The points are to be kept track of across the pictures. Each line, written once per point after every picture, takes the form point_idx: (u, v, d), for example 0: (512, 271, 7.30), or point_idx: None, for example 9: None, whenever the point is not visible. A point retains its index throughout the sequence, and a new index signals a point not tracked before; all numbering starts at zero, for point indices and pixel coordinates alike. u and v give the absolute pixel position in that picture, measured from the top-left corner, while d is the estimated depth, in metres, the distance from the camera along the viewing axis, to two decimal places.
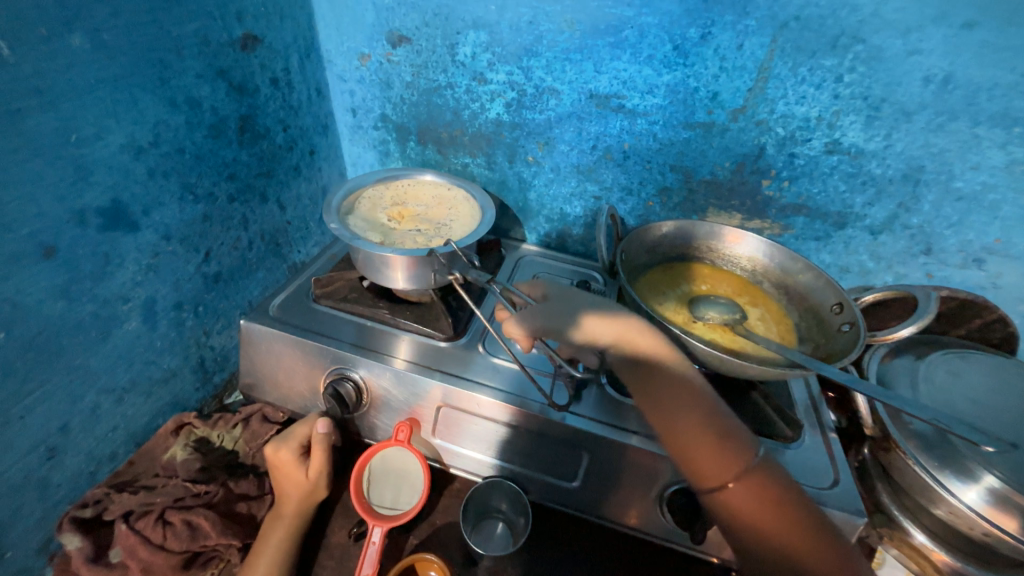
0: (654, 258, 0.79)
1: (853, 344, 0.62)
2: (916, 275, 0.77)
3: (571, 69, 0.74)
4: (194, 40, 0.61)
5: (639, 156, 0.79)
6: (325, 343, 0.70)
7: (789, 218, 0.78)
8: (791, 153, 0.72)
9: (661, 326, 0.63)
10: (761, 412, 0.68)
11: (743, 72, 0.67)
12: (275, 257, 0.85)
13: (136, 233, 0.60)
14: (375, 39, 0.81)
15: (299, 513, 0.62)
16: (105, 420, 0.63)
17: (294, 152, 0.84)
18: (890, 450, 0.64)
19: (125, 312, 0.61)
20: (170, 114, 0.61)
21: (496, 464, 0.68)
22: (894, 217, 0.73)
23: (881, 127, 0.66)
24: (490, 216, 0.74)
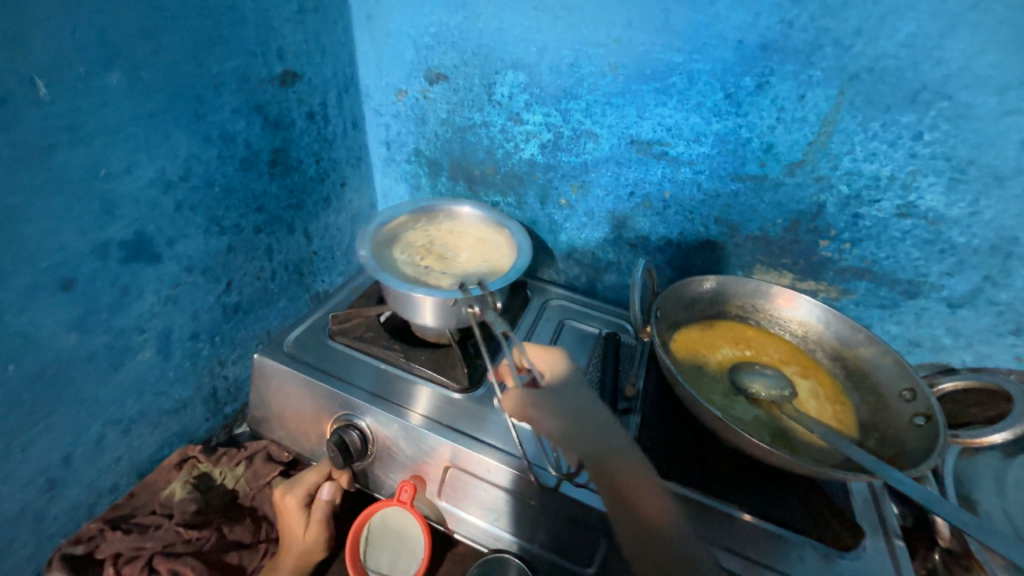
0: (692, 315, 0.72)
1: (932, 444, 0.52)
2: (1002, 357, 0.66)
3: (612, 113, 0.70)
4: (233, 77, 0.62)
5: (681, 206, 0.73)
6: (334, 386, 0.67)
7: (849, 282, 0.70)
8: (855, 214, 0.64)
9: (698, 403, 0.56)
10: (814, 508, 0.59)
11: (804, 125, 0.61)
12: (298, 287, 0.84)
13: (158, 264, 0.60)
14: (413, 76, 0.80)
15: (295, 570, 0.59)
16: (108, 451, 0.62)
17: (325, 183, 0.83)
18: (972, 570, 0.54)
19: (139, 343, 0.61)
20: (203, 148, 0.61)
21: (504, 537, 0.61)
22: (977, 291, 0.63)
23: (966, 192, 0.58)
24: (524, 262, 0.67)
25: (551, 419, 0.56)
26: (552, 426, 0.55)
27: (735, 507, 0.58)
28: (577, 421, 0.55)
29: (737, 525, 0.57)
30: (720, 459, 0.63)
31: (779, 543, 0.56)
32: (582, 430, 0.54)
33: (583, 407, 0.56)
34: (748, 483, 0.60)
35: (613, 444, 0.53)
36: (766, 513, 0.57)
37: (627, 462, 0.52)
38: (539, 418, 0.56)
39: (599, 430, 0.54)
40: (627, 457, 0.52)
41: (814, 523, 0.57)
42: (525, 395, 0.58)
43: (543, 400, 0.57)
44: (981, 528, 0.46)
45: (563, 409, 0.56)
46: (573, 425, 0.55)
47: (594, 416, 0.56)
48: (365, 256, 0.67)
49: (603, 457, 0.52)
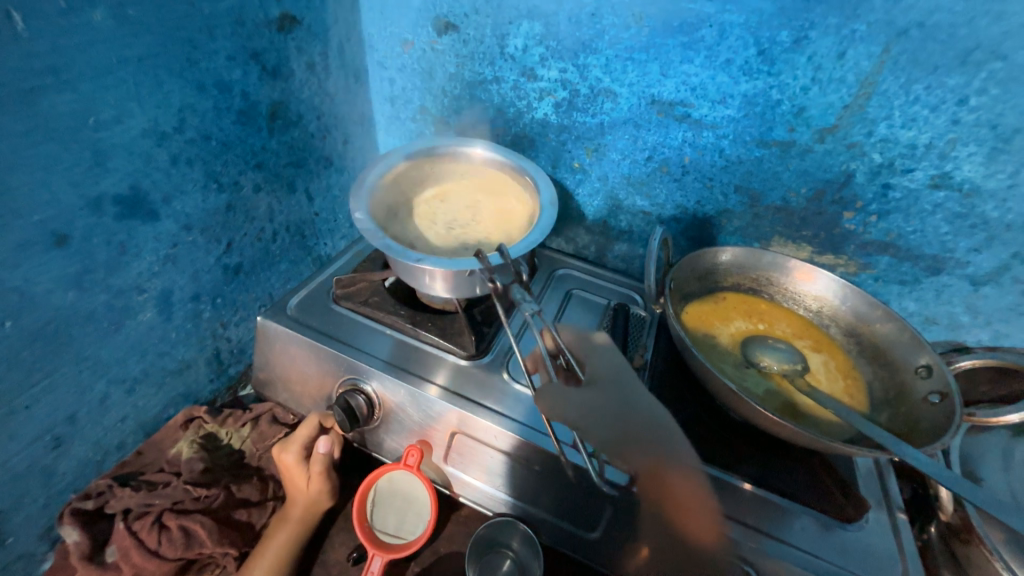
0: (705, 286, 0.70)
1: (946, 421, 0.52)
2: (1019, 336, 0.65)
3: (633, 70, 0.65)
4: (228, 18, 0.57)
5: (701, 173, 0.70)
6: (340, 351, 0.66)
7: (870, 256, 0.67)
8: (886, 184, 0.61)
9: (712, 374, 0.55)
10: (818, 480, 0.59)
11: (841, 86, 0.57)
12: (300, 249, 0.82)
13: (156, 222, 0.57)
14: (420, 25, 0.75)
15: (304, 518, 0.59)
16: (113, 410, 0.61)
17: (326, 141, 0.80)
18: (970, 543, 0.53)
19: (139, 302, 0.59)
20: (198, 98, 0.57)
21: (509, 500, 0.62)
22: (1003, 268, 0.61)
23: (1007, 163, 0.55)
24: (546, 220, 0.63)
25: (603, 429, 0.53)
26: (608, 439, 0.53)
27: (737, 476, 0.58)
28: (634, 432, 0.54)
29: (737, 492, 0.57)
30: (726, 430, 0.62)
31: (778, 511, 0.56)
32: (642, 442, 0.54)
33: (641, 416, 0.55)
34: (754, 454, 0.60)
35: (674, 459, 0.54)
36: (767, 483, 0.57)
37: (682, 476, 0.54)
38: (594, 429, 0.53)
39: (655, 441, 0.54)
40: (686, 473, 0.54)
41: (818, 495, 0.58)
42: (581, 401, 0.54)
43: (598, 407, 0.54)
44: (995, 504, 0.46)
45: (616, 417, 0.55)
46: (630, 437, 0.54)
47: (653, 431, 0.55)
48: (359, 219, 0.61)
49: (660, 471, 0.54)
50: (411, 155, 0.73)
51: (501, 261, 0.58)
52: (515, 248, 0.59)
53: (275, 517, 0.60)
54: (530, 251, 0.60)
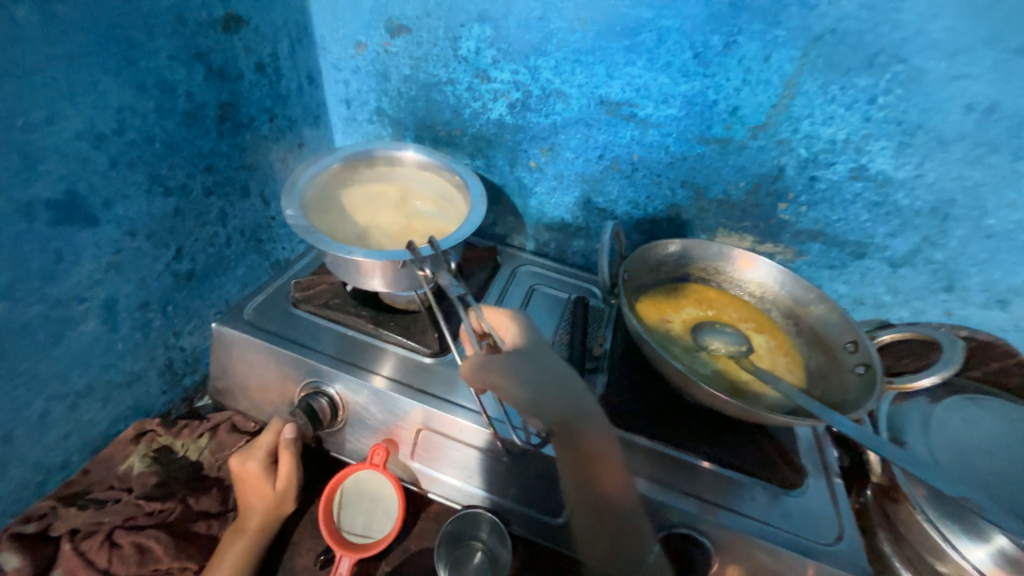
0: (658, 278, 0.74)
1: (871, 389, 0.57)
2: (934, 312, 0.72)
3: (581, 72, 0.68)
4: (168, 18, 0.56)
5: (649, 169, 0.74)
6: (300, 354, 0.65)
7: (804, 244, 0.73)
8: (813, 176, 0.67)
9: (664, 358, 0.58)
10: (766, 454, 0.63)
11: (768, 87, 0.62)
12: (256, 254, 0.80)
13: (95, 227, 0.55)
14: (373, 27, 0.75)
15: (264, 527, 0.58)
16: (54, 427, 0.58)
17: (280, 143, 0.78)
18: (898, 501, 0.59)
19: (80, 312, 0.56)
20: (138, 99, 0.55)
21: (476, 492, 0.63)
22: (916, 251, 0.68)
23: (913, 155, 0.61)
24: (477, 216, 0.66)
25: (525, 390, 0.57)
26: (529, 399, 0.57)
27: (694, 455, 0.62)
28: (552, 393, 0.58)
29: (692, 469, 0.61)
30: (682, 413, 0.66)
31: (731, 484, 0.60)
32: (559, 400, 0.58)
33: (556, 378, 0.60)
34: (706, 432, 0.64)
35: (582, 415, 0.59)
36: (722, 460, 0.61)
37: (595, 427, 0.59)
38: (514, 390, 0.57)
39: (569, 398, 0.59)
40: (594, 423, 0.59)
41: (764, 466, 0.62)
42: (504, 365, 0.58)
43: (519, 371, 0.58)
44: (910, 461, 0.51)
45: (536, 380, 0.58)
46: (548, 398, 0.58)
47: (562, 386, 0.60)
48: (292, 216, 0.63)
49: (574, 425, 0.58)
50: (347, 156, 0.74)
51: (430, 252, 0.61)
52: (445, 240, 0.62)
53: (231, 527, 0.58)
54: (459, 243, 0.62)
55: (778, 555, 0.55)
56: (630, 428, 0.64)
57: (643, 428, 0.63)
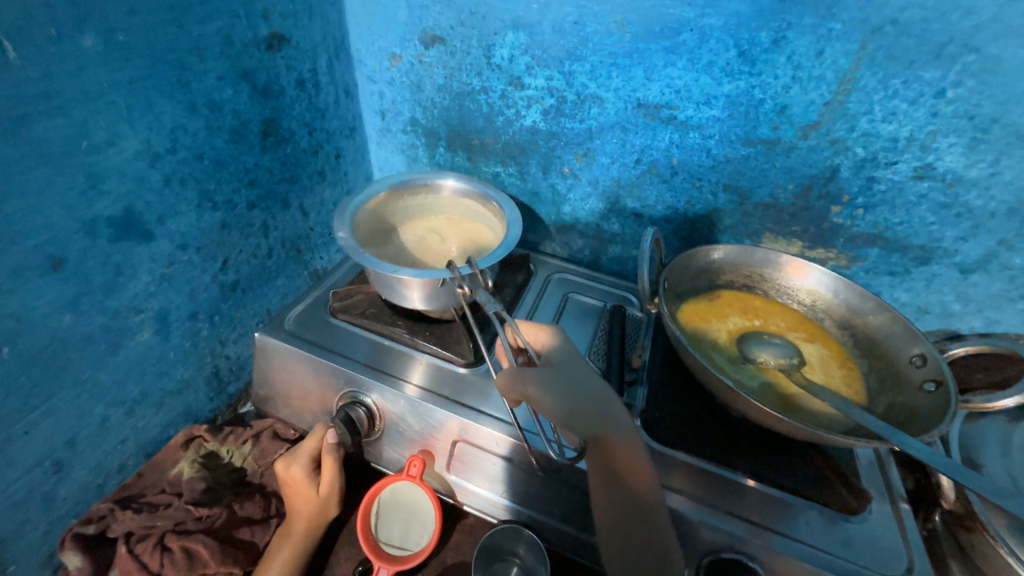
0: (699, 286, 0.71)
1: (944, 409, 0.52)
2: (1011, 322, 0.66)
3: (618, 75, 0.67)
4: (216, 39, 0.58)
5: (689, 173, 0.71)
6: (338, 363, 0.66)
7: (859, 249, 0.68)
8: (870, 177, 0.62)
9: (709, 373, 0.55)
10: (821, 475, 0.59)
11: (821, 83, 0.58)
12: (296, 264, 0.82)
13: (150, 242, 0.58)
14: (407, 39, 0.76)
15: (310, 531, 0.59)
16: (113, 433, 0.61)
17: (319, 156, 0.80)
18: (974, 531, 0.53)
19: (137, 323, 0.59)
20: (189, 118, 0.57)
21: (511, 507, 0.62)
22: (991, 255, 0.62)
23: (987, 152, 0.56)
24: (512, 239, 0.67)
25: (556, 399, 0.54)
26: (560, 405, 0.54)
27: (740, 474, 0.59)
28: (584, 403, 0.55)
29: (740, 489, 0.58)
30: (728, 428, 0.62)
31: (782, 507, 0.57)
32: (589, 409, 0.54)
33: (587, 390, 0.56)
34: (754, 450, 0.61)
35: (612, 428, 0.54)
36: (772, 480, 0.58)
37: (623, 436, 0.53)
38: (545, 396, 0.55)
39: (602, 412, 0.55)
40: (626, 438, 0.53)
41: (820, 488, 0.58)
42: (530, 371, 0.56)
43: (553, 379, 0.56)
44: (993, 491, 0.46)
45: (568, 390, 0.56)
46: (580, 406, 0.54)
47: (596, 400, 0.55)
48: (343, 237, 0.65)
49: (602, 433, 0.53)
50: (392, 183, 0.76)
51: (469, 271, 0.62)
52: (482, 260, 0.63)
53: (277, 533, 0.60)
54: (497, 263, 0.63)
55: None
56: (671, 442, 0.61)
57: (684, 443, 0.61)
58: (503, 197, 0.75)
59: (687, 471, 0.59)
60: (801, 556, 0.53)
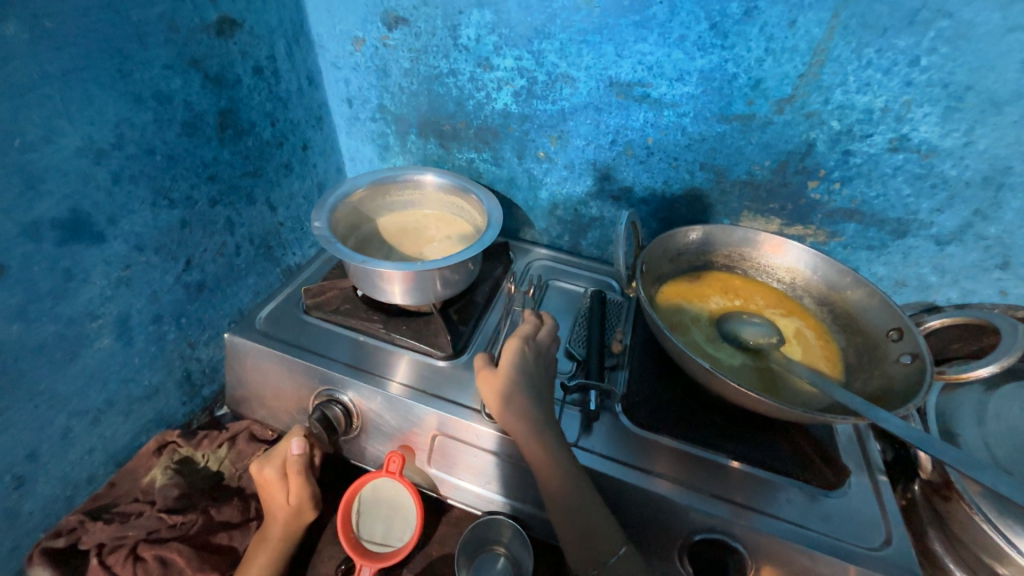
0: (679, 267, 0.70)
1: (918, 382, 0.52)
2: (986, 292, 0.66)
3: (589, 53, 0.64)
4: (160, 24, 0.54)
5: (665, 152, 0.69)
6: (313, 361, 0.64)
7: (837, 224, 0.68)
8: (846, 150, 0.61)
9: (687, 355, 0.54)
10: (802, 453, 0.59)
11: (794, 55, 0.57)
12: (267, 260, 0.80)
13: (103, 244, 0.55)
14: (369, 21, 0.72)
15: (286, 535, 0.57)
16: (78, 443, 0.59)
17: (284, 147, 0.77)
18: (950, 499, 0.54)
19: (95, 330, 0.57)
20: (136, 111, 0.54)
21: (494, 498, 0.61)
22: (967, 226, 0.62)
23: (962, 121, 0.55)
24: (490, 236, 0.65)
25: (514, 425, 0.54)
26: (544, 455, 0.52)
27: (724, 455, 0.59)
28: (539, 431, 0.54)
29: (723, 469, 0.58)
30: (709, 411, 0.62)
31: (765, 486, 0.57)
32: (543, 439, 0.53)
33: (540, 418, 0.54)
34: (737, 430, 0.61)
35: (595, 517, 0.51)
36: (755, 459, 0.58)
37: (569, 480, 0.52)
38: (550, 465, 0.52)
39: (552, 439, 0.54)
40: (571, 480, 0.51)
41: (800, 464, 0.58)
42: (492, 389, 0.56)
43: (512, 403, 0.55)
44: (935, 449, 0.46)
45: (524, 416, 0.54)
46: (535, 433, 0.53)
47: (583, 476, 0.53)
48: (318, 227, 0.64)
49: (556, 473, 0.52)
50: (373, 181, 0.74)
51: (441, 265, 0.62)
52: (457, 256, 0.62)
53: (254, 536, 0.58)
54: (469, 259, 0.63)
55: (821, 559, 0.52)
56: (652, 426, 0.60)
57: (667, 427, 0.60)
58: (483, 191, 0.73)
59: (670, 453, 0.59)
60: (788, 534, 0.53)
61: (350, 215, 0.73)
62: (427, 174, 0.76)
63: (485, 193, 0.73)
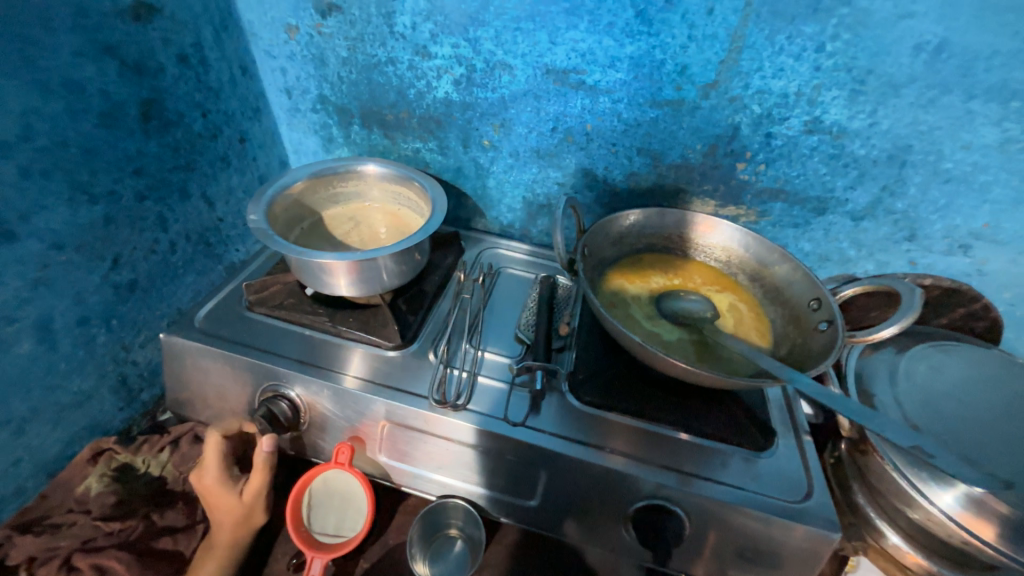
0: (621, 250, 0.73)
1: (832, 345, 0.56)
2: (898, 263, 0.71)
3: (523, 40, 0.65)
4: (66, 9, 0.51)
5: (604, 139, 0.71)
6: (256, 358, 0.63)
7: (766, 204, 0.72)
8: (768, 133, 0.65)
9: (623, 331, 0.57)
10: (735, 419, 0.63)
11: (715, 42, 0.59)
12: (207, 258, 0.77)
13: (15, 243, 0.52)
14: (302, 8, 0.71)
15: (235, 541, 0.56)
16: (0, 455, 0.56)
17: (218, 140, 0.75)
18: (867, 452, 0.58)
19: (11, 334, 0.54)
20: (44, 101, 0.51)
21: (446, 483, 0.62)
22: (877, 202, 0.67)
23: (866, 103, 0.60)
24: (433, 223, 0.66)
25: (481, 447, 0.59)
26: (515, 465, 0.59)
27: (673, 428, 0.61)
28: (505, 448, 0.59)
29: (662, 440, 0.61)
30: (651, 386, 0.65)
31: (710, 455, 0.60)
32: (513, 455, 0.59)
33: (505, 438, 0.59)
34: (677, 402, 0.64)
35: (575, 509, 0.59)
36: (692, 428, 0.61)
37: (547, 483, 0.59)
38: (521, 471, 0.60)
39: (518, 455, 0.59)
40: (550, 486, 0.59)
41: (734, 431, 0.61)
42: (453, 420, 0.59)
43: (474, 428, 0.59)
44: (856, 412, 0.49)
45: (488, 438, 0.59)
46: (503, 452, 0.59)
47: (557, 480, 0.59)
48: (255, 220, 0.63)
49: (533, 476, 0.59)
50: (313, 172, 0.72)
51: (384, 253, 0.62)
52: (400, 244, 0.62)
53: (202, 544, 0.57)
54: (413, 246, 0.63)
55: (760, 519, 0.55)
56: (597, 403, 0.62)
57: (612, 402, 0.62)
58: (427, 180, 0.73)
59: (615, 428, 0.61)
60: (722, 496, 0.56)
61: (291, 208, 0.72)
62: (369, 164, 0.76)
63: (429, 182, 0.73)
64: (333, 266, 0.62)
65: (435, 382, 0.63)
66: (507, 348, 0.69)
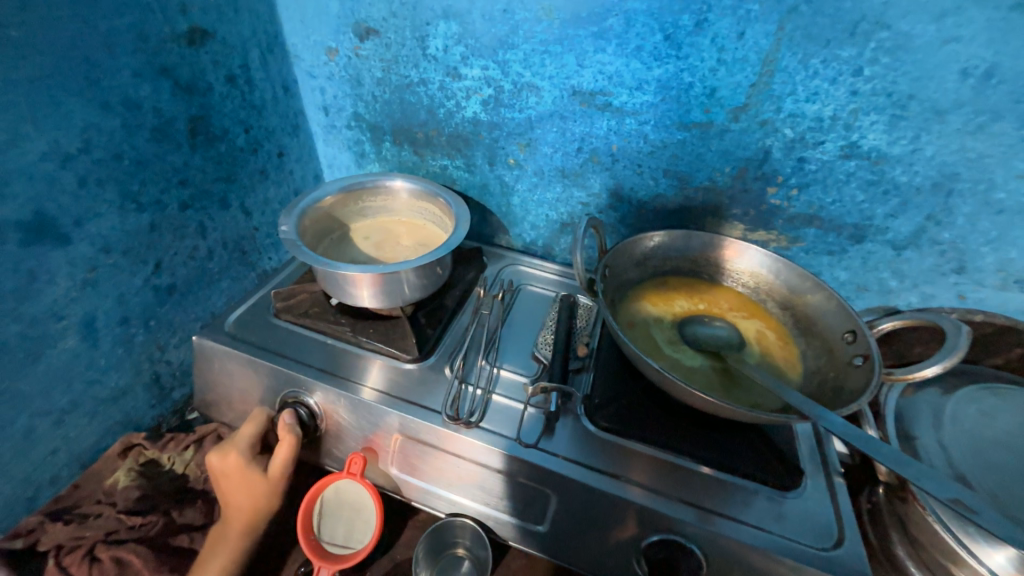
0: (644, 272, 0.71)
1: (867, 383, 0.52)
2: (945, 296, 0.67)
3: (551, 63, 0.66)
4: (129, 34, 0.56)
5: (629, 160, 0.71)
6: (279, 364, 0.65)
7: (798, 230, 0.69)
8: (801, 157, 0.63)
9: (641, 356, 0.55)
10: (760, 455, 0.59)
11: (745, 65, 0.59)
12: (241, 265, 0.81)
13: (68, 246, 0.56)
14: (342, 32, 0.74)
15: (250, 527, 0.58)
16: (41, 444, 0.59)
17: (258, 154, 0.79)
18: (906, 501, 0.53)
19: (59, 330, 0.57)
20: (103, 117, 0.56)
21: (454, 501, 0.61)
22: (921, 231, 0.63)
23: (908, 129, 0.57)
24: (455, 239, 0.66)
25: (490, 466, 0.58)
26: (524, 487, 0.58)
27: (694, 461, 0.59)
28: (515, 469, 0.58)
29: (680, 471, 0.58)
30: (670, 414, 0.62)
31: (730, 491, 0.57)
32: (522, 476, 0.58)
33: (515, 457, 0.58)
34: (697, 432, 0.61)
35: (588, 538, 0.57)
36: (712, 461, 0.58)
37: (557, 508, 0.58)
38: (530, 494, 0.58)
39: (528, 476, 0.58)
40: (561, 511, 0.58)
41: (758, 467, 0.58)
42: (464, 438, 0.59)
43: (484, 446, 0.58)
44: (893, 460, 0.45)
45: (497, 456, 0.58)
46: (513, 472, 0.58)
47: (568, 506, 0.57)
48: (285, 230, 0.65)
49: (543, 500, 0.58)
50: (343, 186, 0.75)
51: (405, 267, 0.63)
52: (421, 259, 0.64)
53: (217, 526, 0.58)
54: (435, 261, 0.64)
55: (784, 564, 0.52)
56: (613, 428, 0.61)
57: (628, 429, 0.60)
58: (452, 196, 0.74)
59: (630, 456, 0.59)
60: (741, 536, 0.53)
61: (322, 220, 0.74)
62: (398, 179, 0.78)
63: (454, 198, 0.74)
64: (356, 278, 0.63)
65: (451, 398, 0.63)
66: (524, 367, 0.69)
